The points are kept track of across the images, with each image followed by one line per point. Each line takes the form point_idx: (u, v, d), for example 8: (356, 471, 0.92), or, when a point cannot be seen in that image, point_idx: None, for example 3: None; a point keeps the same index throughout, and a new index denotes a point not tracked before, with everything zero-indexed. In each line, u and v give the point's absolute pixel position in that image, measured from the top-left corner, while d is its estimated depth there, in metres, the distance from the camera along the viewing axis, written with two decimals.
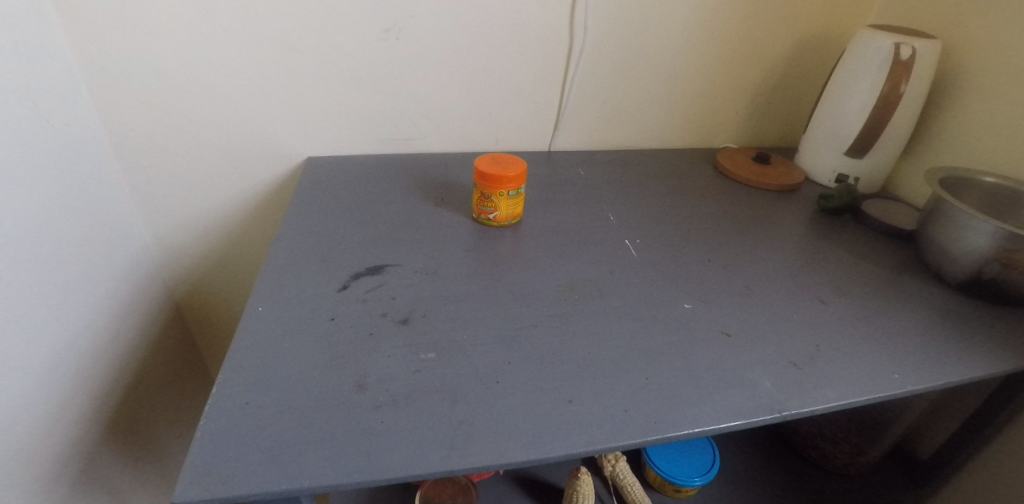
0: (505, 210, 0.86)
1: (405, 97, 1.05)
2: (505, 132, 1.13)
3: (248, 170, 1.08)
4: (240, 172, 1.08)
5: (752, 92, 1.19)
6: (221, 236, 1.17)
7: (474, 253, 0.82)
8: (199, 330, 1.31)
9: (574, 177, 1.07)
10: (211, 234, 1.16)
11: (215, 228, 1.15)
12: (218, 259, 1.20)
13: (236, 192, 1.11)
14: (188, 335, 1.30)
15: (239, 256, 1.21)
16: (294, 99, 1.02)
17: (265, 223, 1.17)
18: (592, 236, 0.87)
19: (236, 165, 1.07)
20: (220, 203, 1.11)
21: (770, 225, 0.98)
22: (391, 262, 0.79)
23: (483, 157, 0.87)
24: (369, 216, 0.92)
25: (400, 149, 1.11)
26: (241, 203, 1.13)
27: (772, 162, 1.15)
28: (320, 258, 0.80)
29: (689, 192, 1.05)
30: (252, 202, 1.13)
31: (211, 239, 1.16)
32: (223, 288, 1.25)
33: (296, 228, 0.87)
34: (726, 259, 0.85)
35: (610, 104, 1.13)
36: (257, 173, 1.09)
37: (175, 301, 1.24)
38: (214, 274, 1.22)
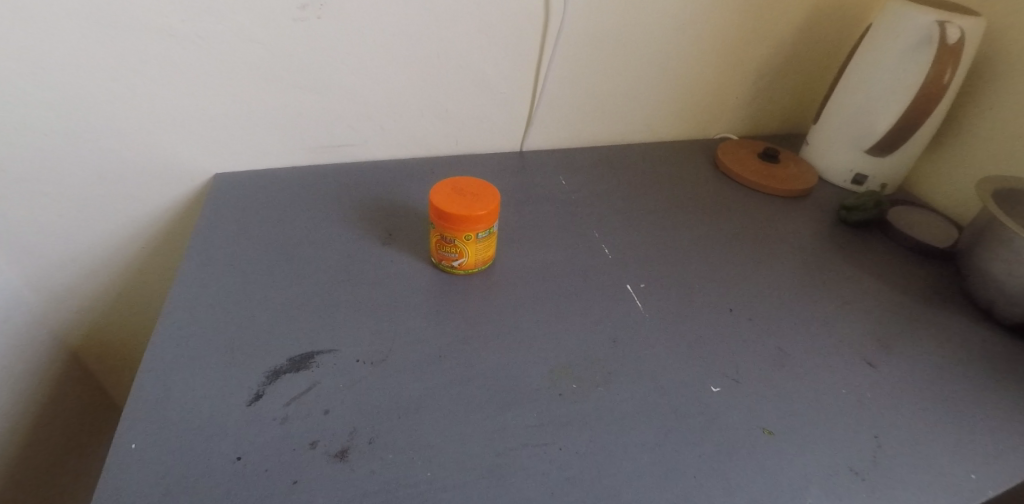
0: (474, 255, 0.66)
1: (339, 94, 0.80)
2: (468, 132, 0.90)
3: (134, 196, 0.82)
4: (123, 199, 0.81)
5: (757, 75, 1.00)
6: (109, 276, 0.90)
7: (433, 323, 0.62)
8: (106, 383, 1.05)
9: (553, 189, 0.86)
10: (96, 274, 0.89)
11: (99, 267, 0.89)
12: (116, 299, 0.95)
13: (120, 224, 0.84)
14: (97, 390, 1.05)
15: (136, 297, 0.95)
16: (189, 103, 0.75)
17: (165, 257, 0.91)
18: (584, 285, 0.69)
19: (121, 188, 0.80)
20: (106, 235, 0.85)
21: (791, 243, 0.81)
22: (322, 349, 0.58)
23: (439, 186, 0.66)
24: (291, 265, 0.69)
25: (334, 157, 0.87)
26: (128, 237, 0.86)
27: (782, 160, 0.97)
28: (224, 345, 0.59)
29: (692, 203, 0.87)
30: (149, 232, 0.87)
31: (95, 280, 0.90)
32: (122, 331, 0.99)
33: (190, 290, 0.64)
34: (753, 304, 0.68)
35: (594, 93, 0.92)
36: (146, 198, 0.83)
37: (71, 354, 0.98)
38: (107, 320, 0.97)
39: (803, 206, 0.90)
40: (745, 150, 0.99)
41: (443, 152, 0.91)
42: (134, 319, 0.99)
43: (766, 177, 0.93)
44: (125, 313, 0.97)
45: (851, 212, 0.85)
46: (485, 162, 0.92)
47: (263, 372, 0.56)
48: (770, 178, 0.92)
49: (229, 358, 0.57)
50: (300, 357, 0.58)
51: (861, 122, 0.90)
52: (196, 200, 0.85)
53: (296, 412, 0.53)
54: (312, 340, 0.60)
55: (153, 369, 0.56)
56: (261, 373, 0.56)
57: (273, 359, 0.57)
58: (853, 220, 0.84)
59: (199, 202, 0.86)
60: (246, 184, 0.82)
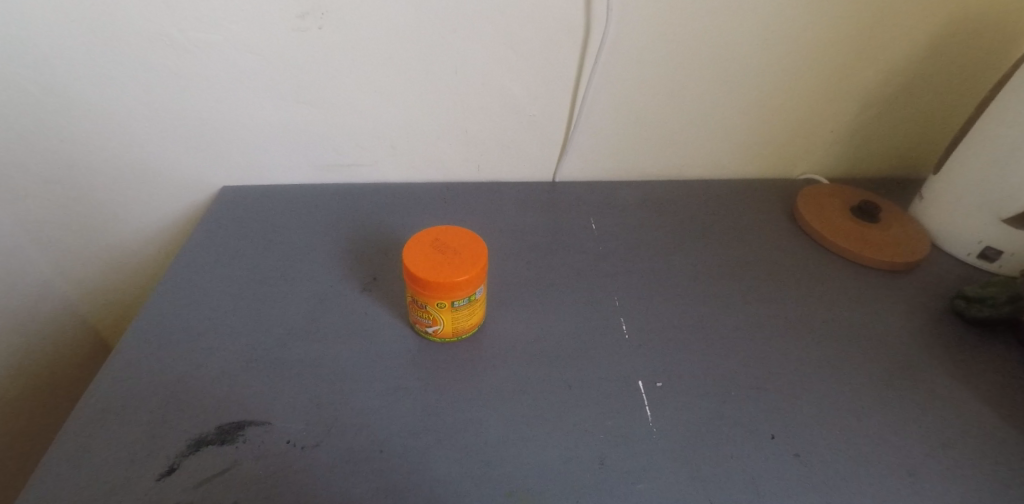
0: (451, 324, 0.57)
1: (346, 112, 0.71)
2: (491, 158, 0.78)
3: (135, 205, 0.76)
4: (122, 207, 0.76)
5: (863, 107, 0.78)
6: (114, 287, 0.85)
7: (385, 403, 0.53)
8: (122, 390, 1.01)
9: (578, 235, 0.73)
10: (99, 284, 0.84)
11: (102, 276, 0.83)
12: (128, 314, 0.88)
13: (121, 233, 0.78)
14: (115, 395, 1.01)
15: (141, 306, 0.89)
16: (188, 112, 0.68)
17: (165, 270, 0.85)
18: (579, 376, 0.57)
19: (122, 197, 0.75)
20: (114, 245, 0.79)
21: (872, 342, 0.63)
22: (254, 420, 0.51)
23: (416, 240, 0.57)
24: (257, 303, 0.62)
25: (341, 177, 0.79)
26: (130, 246, 0.80)
27: (883, 219, 0.75)
28: (157, 400, 0.52)
29: (749, 271, 0.70)
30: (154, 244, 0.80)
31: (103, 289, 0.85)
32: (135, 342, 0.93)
33: (146, 326, 0.59)
34: (801, 431, 0.54)
35: (644, 121, 0.77)
36: (147, 209, 0.77)
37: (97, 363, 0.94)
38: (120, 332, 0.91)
39: (900, 286, 0.70)
40: (837, 200, 0.78)
41: (462, 178, 0.81)
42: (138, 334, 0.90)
43: (856, 242, 0.73)
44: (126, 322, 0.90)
45: (971, 304, 0.64)
46: (508, 193, 0.79)
47: (184, 442, 0.49)
48: (862, 245, 0.72)
49: (155, 417, 0.51)
50: (229, 426, 0.51)
51: (999, 183, 0.66)
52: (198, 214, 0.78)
53: (202, 500, 0.46)
54: (247, 406, 0.52)
55: (76, 424, 0.50)
56: (182, 442, 0.49)
57: (200, 425, 0.51)
58: (974, 315, 0.63)
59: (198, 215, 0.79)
60: (246, 201, 0.75)
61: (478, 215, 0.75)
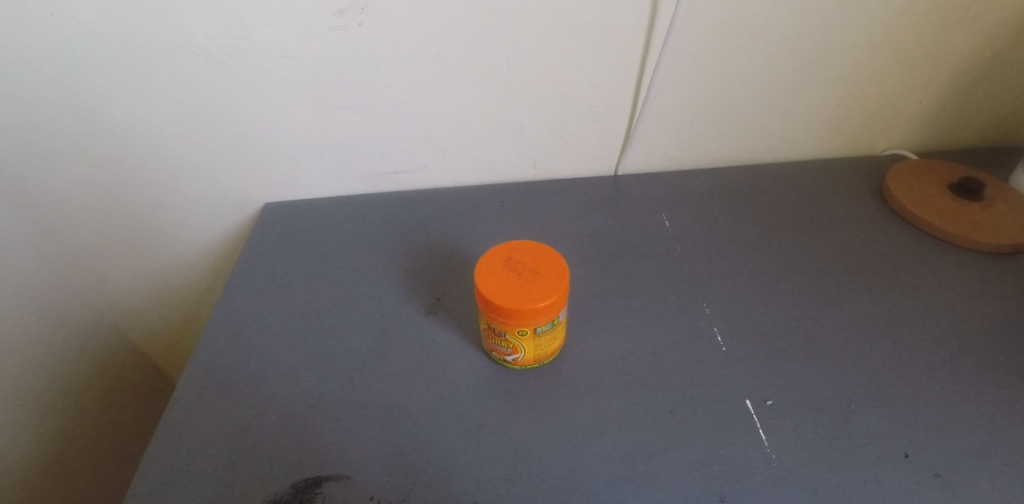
0: (532, 352, 0.51)
1: (393, 116, 0.66)
2: (548, 154, 0.72)
3: (177, 229, 0.72)
4: (163, 232, 0.71)
5: (963, 74, 0.69)
6: (158, 312, 0.81)
7: (471, 446, 0.48)
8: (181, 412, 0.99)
9: (651, 235, 0.67)
10: (142, 311, 0.80)
11: (145, 303, 0.79)
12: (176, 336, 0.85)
13: (163, 257, 0.74)
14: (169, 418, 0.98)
15: (186, 329, 0.85)
16: (227, 129, 0.63)
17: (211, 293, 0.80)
18: (678, 400, 0.51)
19: (163, 222, 0.70)
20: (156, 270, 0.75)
21: (1001, 336, 0.56)
22: (332, 475, 0.47)
23: (487, 260, 0.51)
24: (317, 336, 0.57)
25: (388, 185, 0.73)
26: (174, 271, 0.76)
27: (988, 197, 0.66)
28: (225, 455, 0.48)
29: (847, 263, 0.64)
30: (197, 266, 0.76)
31: (146, 316, 0.81)
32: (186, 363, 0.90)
33: (202, 368, 0.55)
34: (935, 446, 0.48)
35: (715, 105, 0.70)
36: (189, 232, 0.72)
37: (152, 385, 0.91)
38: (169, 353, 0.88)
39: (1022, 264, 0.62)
40: (931, 179, 0.69)
41: (518, 178, 0.75)
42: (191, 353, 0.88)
43: (960, 224, 0.65)
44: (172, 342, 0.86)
45: None
46: (568, 191, 0.73)
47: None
48: (967, 228, 0.64)
49: (226, 475, 0.47)
50: (304, 483, 0.46)
51: None
52: (241, 234, 0.74)
53: None
54: (322, 459, 0.48)
55: (143, 486, 0.46)
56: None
57: (274, 481, 0.46)
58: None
59: (241, 235, 0.74)
60: (292, 217, 0.71)
61: (540, 221, 0.69)
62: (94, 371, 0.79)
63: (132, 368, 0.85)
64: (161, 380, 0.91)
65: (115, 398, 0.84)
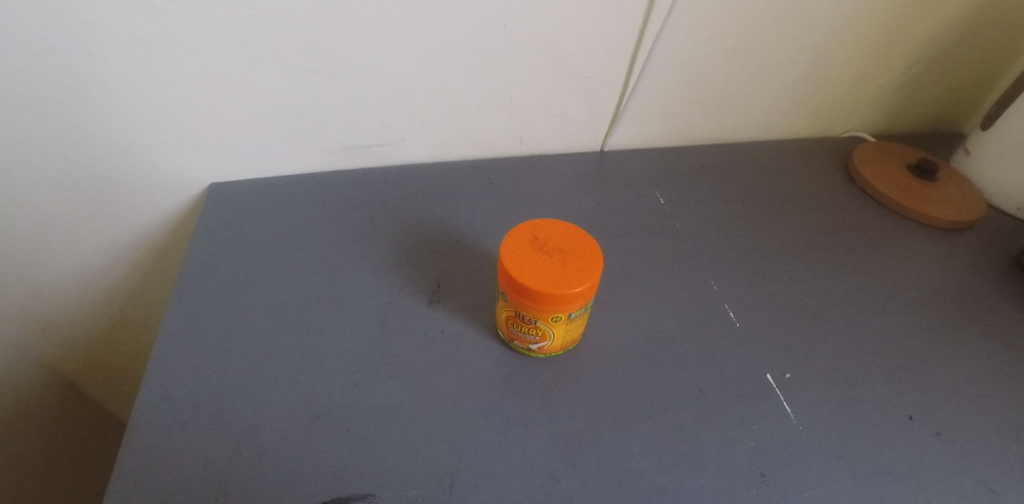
0: (561, 338, 0.48)
1: (369, 81, 0.58)
2: (535, 128, 0.68)
3: (107, 220, 0.59)
4: (90, 225, 0.59)
5: (915, 60, 0.74)
6: (76, 323, 0.67)
7: (505, 446, 0.45)
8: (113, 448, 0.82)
9: (648, 213, 0.66)
10: (58, 322, 0.66)
11: (63, 312, 0.65)
12: (97, 354, 0.71)
13: (90, 255, 0.61)
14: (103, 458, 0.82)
15: (114, 341, 0.71)
16: (172, 96, 0.53)
17: (150, 294, 0.68)
18: (704, 379, 0.51)
19: (85, 211, 0.58)
20: (75, 270, 0.62)
21: (970, 297, 0.61)
22: (352, 494, 0.41)
23: (511, 242, 0.46)
24: (306, 335, 0.50)
25: (361, 160, 0.65)
26: (103, 271, 0.64)
27: (940, 178, 0.71)
28: (217, 484, 0.41)
29: (829, 236, 0.66)
30: (131, 262, 0.64)
31: (61, 328, 0.66)
32: (118, 383, 0.75)
33: (169, 382, 0.46)
34: (933, 407, 0.51)
35: (702, 82, 0.69)
36: (124, 224, 0.60)
37: (77, 424, 0.75)
38: (95, 374, 0.73)
39: (977, 231, 0.67)
40: (886, 161, 0.74)
41: (502, 153, 0.70)
42: (121, 368, 0.74)
43: (917, 201, 0.69)
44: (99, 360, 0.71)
45: None
46: (557, 168, 0.70)
47: None
48: (923, 205, 0.68)
49: None
50: None
51: None
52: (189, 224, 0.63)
53: None
54: (337, 476, 0.42)
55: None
56: None
57: None
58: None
59: (188, 224, 0.63)
60: (252, 199, 0.61)
61: (534, 199, 0.65)
62: (3, 401, 0.63)
63: (51, 394, 0.70)
64: (94, 405, 0.76)
65: (34, 429, 0.69)
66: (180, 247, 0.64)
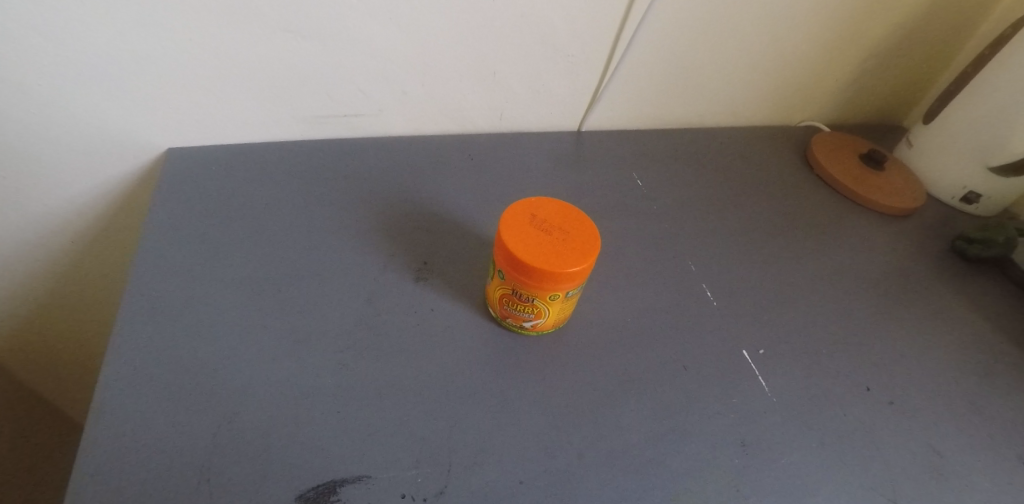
0: (555, 316, 0.48)
1: (349, 46, 0.55)
2: (517, 105, 0.67)
3: (52, 189, 0.54)
4: (32, 193, 0.53)
5: (869, 55, 0.79)
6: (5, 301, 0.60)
7: (502, 423, 0.44)
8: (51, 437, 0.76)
9: (627, 194, 0.67)
10: None
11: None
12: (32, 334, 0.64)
13: (32, 226, 0.55)
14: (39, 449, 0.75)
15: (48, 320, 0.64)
16: (131, 53, 0.48)
17: (96, 271, 0.62)
18: (687, 356, 0.52)
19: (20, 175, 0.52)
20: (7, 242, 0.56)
21: (915, 279, 0.66)
22: (347, 477, 0.39)
23: (510, 220, 0.46)
24: (286, 314, 0.47)
25: (335, 130, 0.62)
26: (47, 245, 0.58)
27: (887, 168, 0.76)
28: (197, 472, 0.38)
29: (793, 220, 0.70)
30: (73, 234, 0.58)
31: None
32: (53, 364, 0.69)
33: (136, 366, 0.42)
34: (888, 379, 0.55)
35: (680, 66, 0.70)
36: (72, 194, 0.55)
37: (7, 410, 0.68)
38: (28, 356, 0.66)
39: (918, 218, 0.73)
40: (841, 149, 0.78)
41: (481, 129, 0.68)
42: (58, 349, 0.68)
43: (869, 187, 0.73)
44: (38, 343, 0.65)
45: (972, 244, 0.67)
46: (536, 146, 0.69)
47: None
48: (874, 192, 0.73)
49: (205, 498, 0.37)
50: (313, 492, 0.38)
51: (988, 132, 0.68)
52: (145, 196, 0.58)
53: None
54: (330, 459, 0.40)
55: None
56: None
57: (276, 495, 0.37)
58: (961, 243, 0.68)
59: (143, 195, 0.58)
60: (217, 169, 0.57)
61: (515, 177, 0.65)
62: None
63: None
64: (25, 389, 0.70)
65: None
66: (130, 219, 0.59)
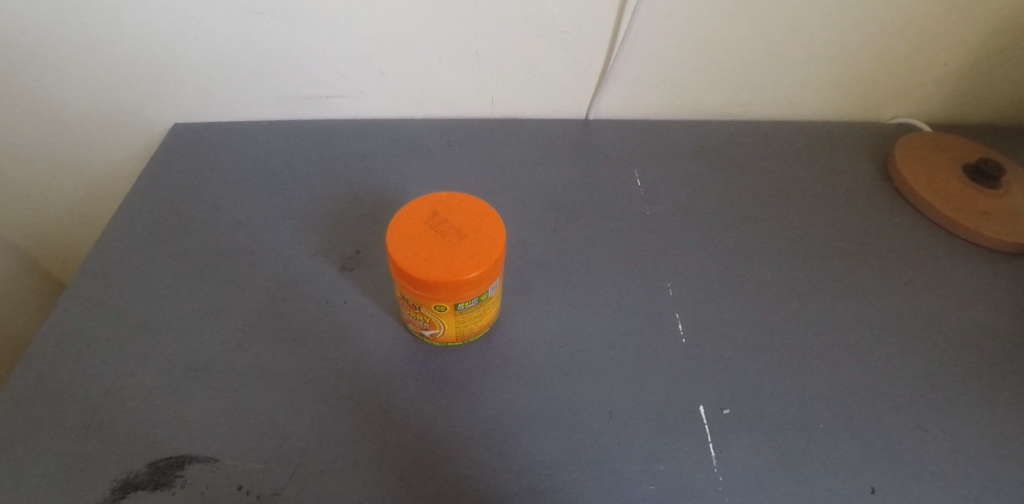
0: (454, 328, 0.43)
1: (317, 25, 0.53)
2: (509, 87, 0.60)
3: (59, 144, 0.59)
4: (38, 144, 0.58)
5: (1003, 31, 0.58)
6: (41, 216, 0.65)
7: (370, 436, 0.42)
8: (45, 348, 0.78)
9: (618, 196, 0.57)
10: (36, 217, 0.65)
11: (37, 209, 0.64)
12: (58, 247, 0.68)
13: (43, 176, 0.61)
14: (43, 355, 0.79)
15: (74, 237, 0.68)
16: (114, 28, 0.51)
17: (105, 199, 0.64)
18: (617, 398, 0.44)
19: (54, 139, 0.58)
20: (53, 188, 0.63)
21: (1002, 346, 0.48)
22: (197, 456, 0.40)
23: (405, 215, 0.41)
24: (208, 286, 0.48)
25: (319, 111, 0.61)
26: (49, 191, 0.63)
27: (1005, 185, 0.56)
28: (76, 422, 0.41)
29: (841, 247, 0.55)
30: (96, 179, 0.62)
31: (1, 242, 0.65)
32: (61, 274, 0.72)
33: (65, 316, 0.46)
34: (902, 477, 0.41)
35: (717, 44, 0.57)
36: (81, 153, 0.60)
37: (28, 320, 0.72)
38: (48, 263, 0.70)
39: None
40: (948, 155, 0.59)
41: (472, 114, 0.63)
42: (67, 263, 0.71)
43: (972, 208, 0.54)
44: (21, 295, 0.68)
45: None
46: (530, 135, 0.62)
47: (109, 483, 0.39)
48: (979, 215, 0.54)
49: (72, 450, 0.40)
50: (164, 463, 0.40)
51: None
52: (141, 158, 0.62)
53: None
54: (189, 434, 0.41)
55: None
56: (105, 485, 0.38)
57: (131, 459, 0.40)
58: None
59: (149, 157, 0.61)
60: (205, 143, 0.59)
61: (492, 169, 0.59)
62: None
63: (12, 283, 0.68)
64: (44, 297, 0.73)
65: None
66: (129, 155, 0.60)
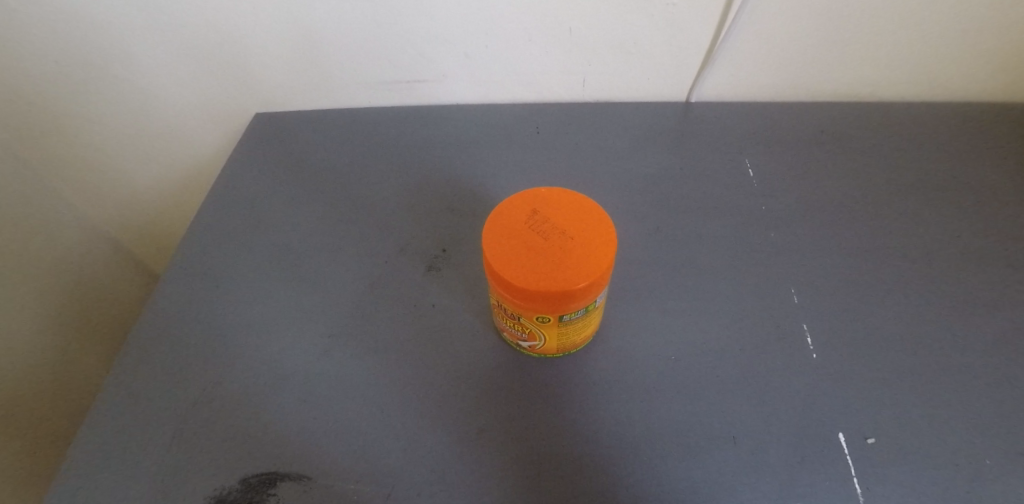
0: (554, 340, 0.39)
1: (400, 5, 0.49)
2: (601, 67, 0.55)
3: (148, 136, 0.58)
4: (126, 137, 0.58)
5: None
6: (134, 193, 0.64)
7: (464, 455, 0.39)
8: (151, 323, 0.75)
9: (726, 189, 0.51)
10: (131, 202, 0.65)
11: (131, 194, 0.64)
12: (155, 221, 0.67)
13: (133, 166, 0.61)
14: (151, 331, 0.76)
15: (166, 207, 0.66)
16: (194, 15, 0.49)
17: (191, 174, 0.63)
18: (736, 420, 0.39)
19: (142, 134, 0.58)
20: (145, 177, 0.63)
21: None
22: (288, 473, 0.38)
23: (500, 216, 0.37)
24: (292, 288, 0.47)
25: (399, 97, 0.58)
26: (137, 182, 0.63)
27: None
28: (171, 432, 0.40)
29: (999, 243, 0.46)
30: (185, 165, 0.62)
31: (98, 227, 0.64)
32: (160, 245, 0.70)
33: (156, 319, 0.45)
34: None
35: (852, 21, 0.49)
36: (169, 144, 0.59)
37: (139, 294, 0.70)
38: (151, 241, 0.69)
39: None
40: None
41: (560, 98, 0.58)
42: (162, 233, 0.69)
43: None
44: (117, 305, 0.66)
45: None
46: (623, 119, 0.57)
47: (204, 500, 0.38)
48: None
49: (169, 460, 0.39)
50: (256, 479, 0.38)
51: None
52: (225, 146, 0.60)
53: None
54: (282, 449, 0.39)
55: (77, 467, 0.39)
56: (201, 500, 0.38)
57: (225, 474, 0.38)
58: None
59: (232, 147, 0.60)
60: (284, 134, 0.57)
61: (585, 160, 0.54)
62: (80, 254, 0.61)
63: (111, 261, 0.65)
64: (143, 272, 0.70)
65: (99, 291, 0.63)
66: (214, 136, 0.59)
